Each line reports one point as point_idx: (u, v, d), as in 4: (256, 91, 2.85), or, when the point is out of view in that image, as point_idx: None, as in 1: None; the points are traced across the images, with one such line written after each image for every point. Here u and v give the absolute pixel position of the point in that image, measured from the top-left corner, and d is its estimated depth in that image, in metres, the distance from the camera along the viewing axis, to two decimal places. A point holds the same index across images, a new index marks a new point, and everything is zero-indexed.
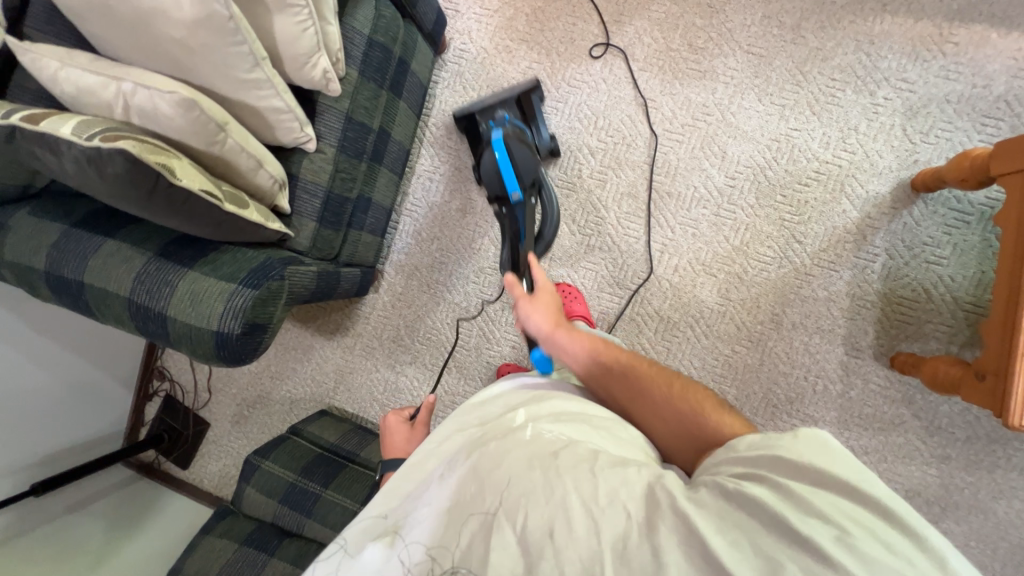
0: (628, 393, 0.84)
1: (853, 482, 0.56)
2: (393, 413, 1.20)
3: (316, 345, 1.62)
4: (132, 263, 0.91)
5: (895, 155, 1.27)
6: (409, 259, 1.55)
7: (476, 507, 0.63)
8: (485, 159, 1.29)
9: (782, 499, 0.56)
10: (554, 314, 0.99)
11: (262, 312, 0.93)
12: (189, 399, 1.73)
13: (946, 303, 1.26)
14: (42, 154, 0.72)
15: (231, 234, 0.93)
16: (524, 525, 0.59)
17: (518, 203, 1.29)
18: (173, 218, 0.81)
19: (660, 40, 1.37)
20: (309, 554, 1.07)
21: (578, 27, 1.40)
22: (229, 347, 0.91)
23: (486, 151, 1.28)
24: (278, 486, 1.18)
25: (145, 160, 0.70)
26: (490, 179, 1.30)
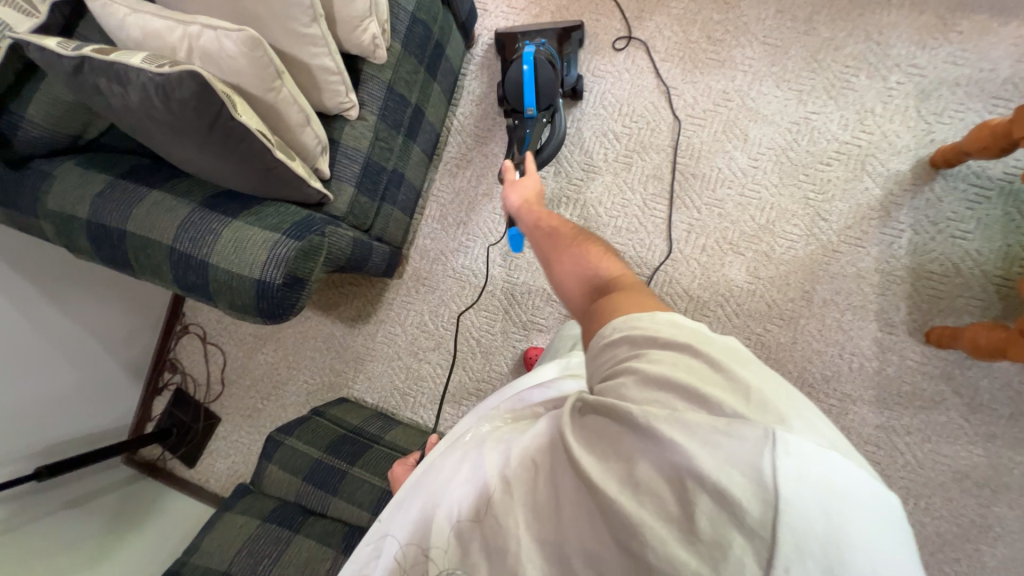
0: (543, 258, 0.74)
1: (690, 347, 0.51)
2: (398, 466, 0.97)
3: (336, 333, 1.59)
4: (176, 213, 0.90)
5: (912, 134, 1.31)
6: (434, 243, 1.55)
7: (415, 518, 0.57)
8: (512, 71, 1.30)
9: (631, 390, 0.50)
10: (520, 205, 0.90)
11: (303, 265, 0.91)
12: (200, 392, 1.66)
13: (976, 277, 1.26)
14: (112, 85, 0.75)
15: (275, 190, 0.93)
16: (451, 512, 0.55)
17: (531, 119, 1.31)
18: (224, 158, 0.83)
19: (679, 34, 1.45)
20: (336, 533, 1.00)
21: (601, 23, 1.49)
22: (269, 298, 0.89)
23: (516, 61, 1.30)
24: (302, 465, 1.11)
25: (212, 86, 0.73)
26: (510, 89, 1.32)
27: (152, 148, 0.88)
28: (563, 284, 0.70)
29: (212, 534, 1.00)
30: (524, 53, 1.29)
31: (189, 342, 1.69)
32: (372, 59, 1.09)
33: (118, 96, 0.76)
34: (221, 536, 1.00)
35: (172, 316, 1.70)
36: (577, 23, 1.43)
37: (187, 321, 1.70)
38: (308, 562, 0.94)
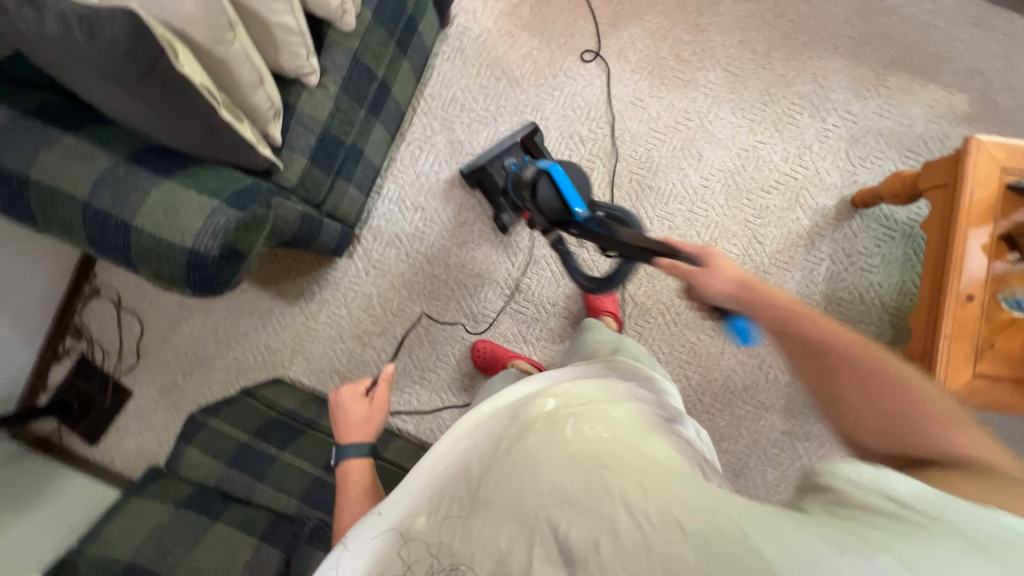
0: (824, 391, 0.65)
1: (1000, 527, 0.43)
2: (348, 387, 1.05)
3: (274, 309, 1.49)
4: (94, 163, 0.80)
5: (840, 174, 1.46)
6: (390, 226, 1.50)
7: (504, 503, 0.48)
8: (543, 190, 0.93)
9: (918, 542, 0.42)
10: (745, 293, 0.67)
11: (244, 237, 0.84)
12: (110, 363, 1.50)
13: (875, 306, 1.44)
14: (21, 7, 0.64)
15: (217, 152, 0.85)
16: (552, 516, 0.46)
17: (590, 220, 0.91)
18: (158, 110, 0.74)
19: (651, 48, 1.49)
20: (260, 520, 0.96)
21: (578, 24, 1.49)
22: (201, 270, 0.81)
23: (540, 180, 0.93)
24: (226, 448, 1.04)
25: (150, 29, 0.65)
26: (551, 210, 0.93)
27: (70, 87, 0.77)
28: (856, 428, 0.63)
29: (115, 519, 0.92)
30: (546, 171, 0.93)
31: (99, 306, 1.51)
32: (339, 24, 1.02)
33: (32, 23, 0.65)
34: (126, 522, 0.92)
35: (79, 275, 1.51)
36: (533, 126, 1.42)
37: (97, 282, 1.52)
38: (228, 551, 0.89)
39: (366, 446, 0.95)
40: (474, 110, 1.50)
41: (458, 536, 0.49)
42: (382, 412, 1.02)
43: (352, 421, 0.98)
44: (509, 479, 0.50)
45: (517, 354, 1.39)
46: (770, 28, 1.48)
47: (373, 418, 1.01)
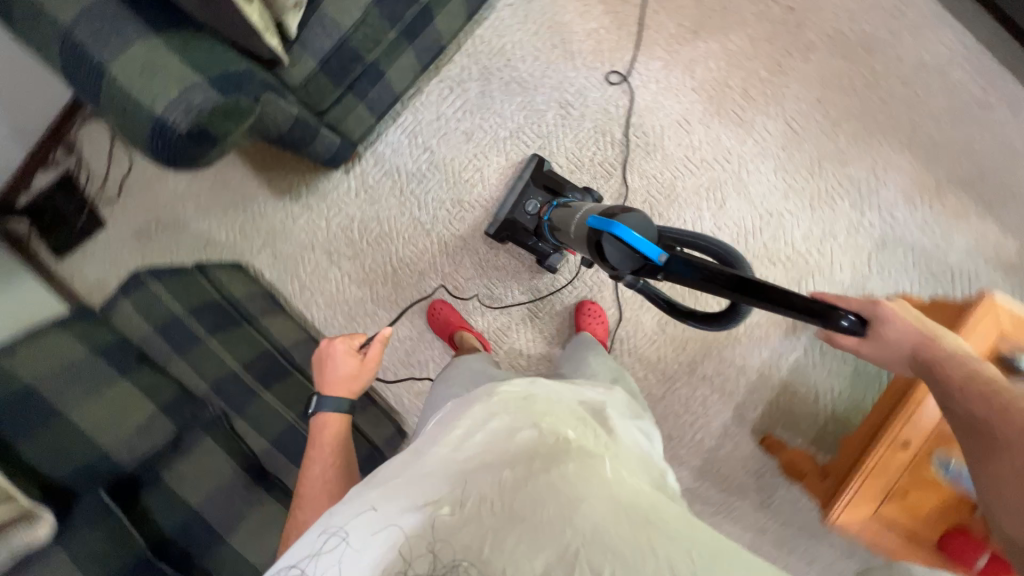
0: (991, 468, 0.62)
1: None
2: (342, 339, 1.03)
3: (259, 197, 1.49)
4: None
5: (852, 275, 1.37)
6: (394, 156, 1.45)
7: (546, 533, 0.51)
8: (610, 251, 0.81)
9: None
10: (921, 340, 0.73)
11: (220, 124, 0.81)
12: (91, 189, 1.51)
13: (825, 411, 1.40)
14: None
15: (216, 22, 0.82)
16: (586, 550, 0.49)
17: (673, 261, 0.73)
18: None
19: (722, 71, 1.37)
20: (163, 391, 1.00)
21: (658, 17, 1.38)
22: (165, 142, 0.79)
23: (603, 242, 0.82)
24: (159, 313, 1.10)
25: None
26: (626, 266, 0.80)
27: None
28: (1000, 508, 0.60)
29: None
30: (605, 230, 0.82)
31: (98, 130, 1.51)
32: None
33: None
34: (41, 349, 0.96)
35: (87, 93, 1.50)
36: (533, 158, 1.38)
37: None
38: (126, 405, 0.94)
39: (344, 404, 0.96)
40: (518, 71, 1.41)
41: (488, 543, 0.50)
42: (371, 368, 1.01)
43: (334, 375, 0.98)
44: (553, 509, 0.52)
45: (468, 326, 1.40)
46: (852, 97, 1.35)
47: (360, 374, 1.00)
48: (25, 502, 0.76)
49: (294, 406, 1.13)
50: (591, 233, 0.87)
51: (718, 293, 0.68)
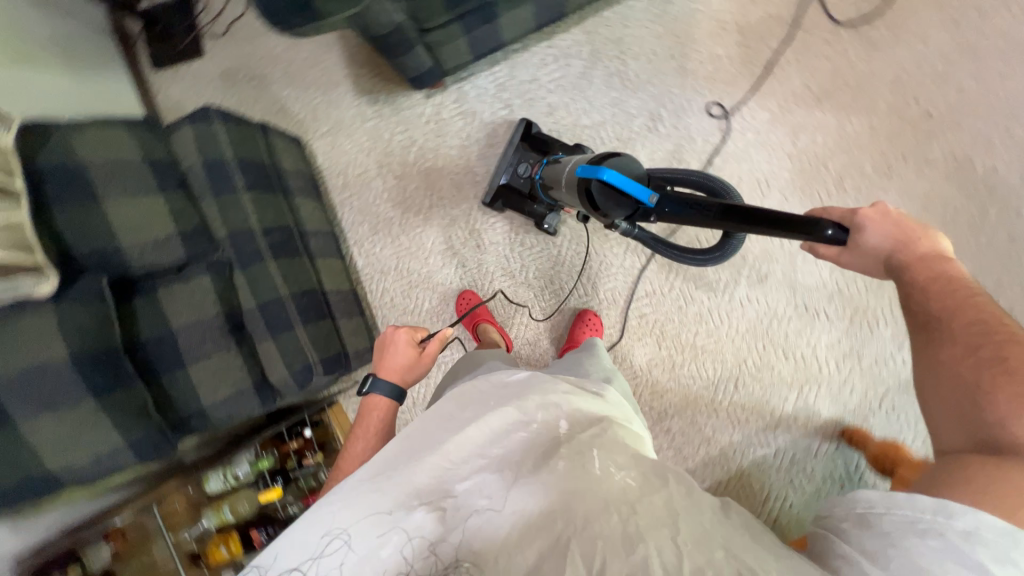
0: (963, 378, 0.58)
1: None
2: (404, 329, 1.06)
3: (342, 87, 1.53)
4: None
5: (859, 401, 1.32)
6: (476, 101, 1.46)
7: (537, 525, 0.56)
8: (598, 195, 0.88)
9: None
10: (901, 240, 0.68)
11: (329, 5, 0.85)
12: (203, 17, 1.59)
13: (767, 514, 1.32)
14: None
15: None
16: (580, 552, 0.53)
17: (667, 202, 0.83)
18: None
19: (825, 150, 1.29)
20: (190, 221, 1.09)
21: (787, 70, 1.31)
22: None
23: (591, 187, 0.88)
24: (209, 151, 1.15)
25: None
26: (617, 211, 0.88)
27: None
28: (972, 415, 0.56)
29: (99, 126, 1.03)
30: (596, 178, 0.87)
31: None
32: None
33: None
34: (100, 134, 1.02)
35: None
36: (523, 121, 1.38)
37: None
38: (153, 218, 1.03)
39: (397, 390, 1.00)
40: (625, 68, 1.37)
41: (481, 538, 0.57)
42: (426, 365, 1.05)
43: (394, 362, 1.02)
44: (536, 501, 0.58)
45: (492, 322, 1.41)
46: (948, 231, 1.25)
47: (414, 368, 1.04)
48: (38, 259, 0.87)
49: (288, 283, 1.18)
50: (579, 181, 0.91)
51: (715, 224, 0.80)
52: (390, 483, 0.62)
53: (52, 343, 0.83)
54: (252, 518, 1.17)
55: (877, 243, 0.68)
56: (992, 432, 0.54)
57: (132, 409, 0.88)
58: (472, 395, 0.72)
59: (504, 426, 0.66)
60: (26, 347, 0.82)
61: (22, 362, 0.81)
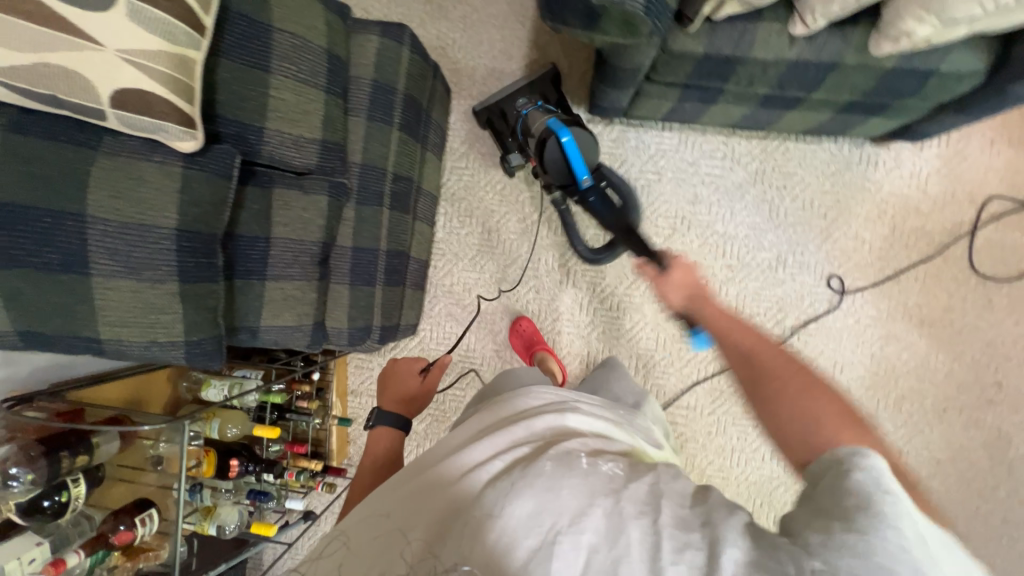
0: (767, 390, 0.62)
1: None
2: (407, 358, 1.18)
3: (514, 65, 1.45)
4: None
5: None
6: (631, 152, 1.42)
7: (527, 520, 0.50)
8: (551, 149, 1.12)
9: None
10: (693, 292, 0.83)
11: (611, 27, 0.82)
12: None
13: None
14: None
15: None
16: (561, 547, 0.48)
17: (590, 188, 1.14)
18: None
19: (905, 369, 1.35)
20: (335, 133, 0.98)
21: (914, 285, 1.34)
22: None
23: (550, 140, 1.11)
24: (383, 73, 1.05)
25: None
26: (556, 171, 1.14)
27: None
28: (769, 426, 0.61)
29: None
30: (558, 132, 1.10)
31: None
32: (874, 44, 0.88)
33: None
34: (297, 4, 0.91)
35: None
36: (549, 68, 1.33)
37: None
38: (306, 114, 0.92)
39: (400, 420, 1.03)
40: (779, 201, 1.38)
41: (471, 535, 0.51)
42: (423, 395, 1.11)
43: (397, 391, 1.09)
44: (522, 486, 0.53)
45: (552, 353, 1.41)
46: (961, 490, 1.33)
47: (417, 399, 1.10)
48: (195, 113, 0.72)
49: (389, 238, 1.10)
50: (544, 129, 1.13)
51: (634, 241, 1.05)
52: (390, 501, 0.61)
53: (169, 206, 0.72)
54: (235, 444, 1.09)
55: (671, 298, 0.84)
56: (793, 438, 0.58)
57: (207, 308, 0.78)
58: (472, 417, 0.72)
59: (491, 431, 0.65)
60: (142, 198, 0.71)
61: (128, 212, 0.70)
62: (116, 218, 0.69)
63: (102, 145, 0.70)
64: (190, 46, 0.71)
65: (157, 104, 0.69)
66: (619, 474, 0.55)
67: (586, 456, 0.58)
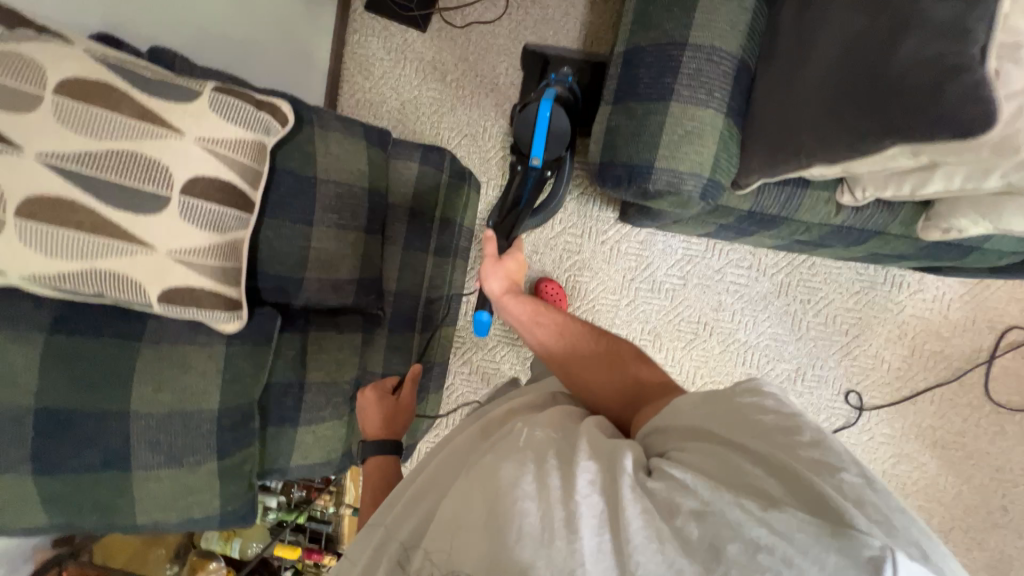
0: (591, 354, 0.75)
1: None
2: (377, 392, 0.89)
3: None
4: (739, 22, 0.70)
5: None
6: (658, 254, 1.42)
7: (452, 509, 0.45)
8: (526, 112, 1.13)
9: None
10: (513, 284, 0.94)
11: (664, 204, 0.80)
12: (450, 7, 1.45)
13: None
14: None
15: (766, 143, 0.73)
16: (494, 516, 0.40)
17: (535, 169, 1.15)
18: (802, 105, 0.67)
19: (915, 488, 1.36)
20: (372, 270, 0.96)
21: (929, 407, 1.35)
22: (624, 173, 0.76)
23: (530, 103, 1.13)
24: (422, 202, 1.03)
25: (927, 110, 0.54)
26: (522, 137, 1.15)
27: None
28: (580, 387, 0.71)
29: (344, 138, 0.90)
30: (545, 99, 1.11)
31: None
32: (922, 225, 0.88)
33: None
34: (343, 149, 0.89)
35: None
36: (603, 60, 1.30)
37: None
38: (345, 258, 0.90)
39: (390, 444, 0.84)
40: (803, 315, 1.38)
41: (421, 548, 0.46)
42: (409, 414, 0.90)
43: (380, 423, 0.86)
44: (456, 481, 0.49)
45: None
46: None
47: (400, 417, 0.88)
48: (238, 293, 0.71)
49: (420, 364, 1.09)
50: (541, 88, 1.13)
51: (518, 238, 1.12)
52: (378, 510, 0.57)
53: (211, 390, 0.71)
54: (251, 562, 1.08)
55: (491, 284, 0.92)
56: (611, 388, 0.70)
57: (244, 478, 0.77)
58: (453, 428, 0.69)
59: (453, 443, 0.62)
60: (186, 385, 0.69)
61: (171, 402, 0.68)
62: (158, 410, 0.68)
63: (147, 333, 0.68)
64: (238, 227, 0.70)
65: (205, 296, 0.67)
66: (554, 442, 0.48)
67: (527, 430, 0.50)
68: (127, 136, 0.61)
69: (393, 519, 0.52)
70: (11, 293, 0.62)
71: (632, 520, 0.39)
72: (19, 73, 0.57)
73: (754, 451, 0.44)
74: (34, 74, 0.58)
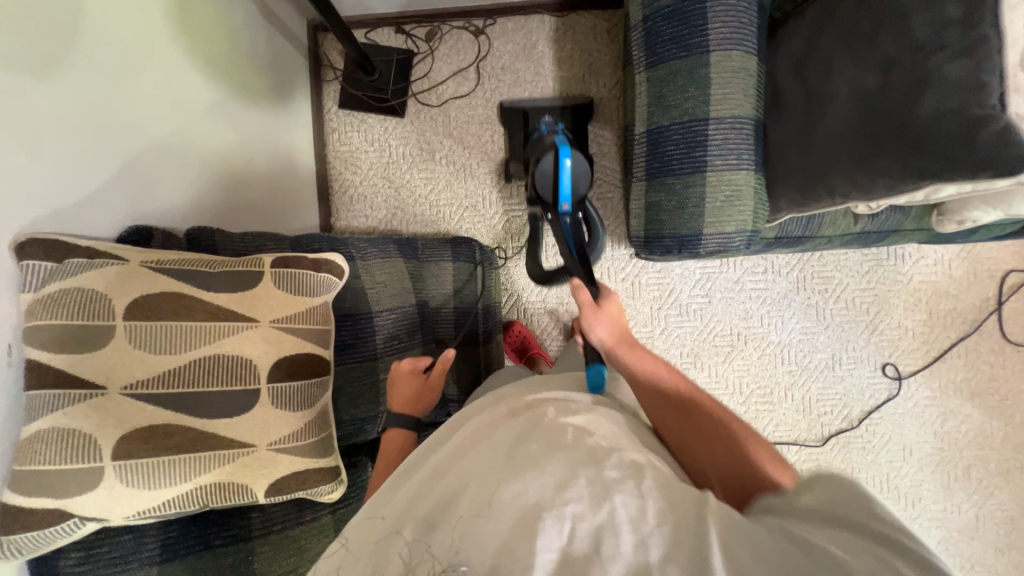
0: (693, 408, 0.56)
1: None
2: (408, 366, 0.78)
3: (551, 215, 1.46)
4: (751, 91, 0.75)
5: None
6: (678, 279, 1.46)
7: (493, 494, 0.39)
8: (544, 166, 0.85)
9: None
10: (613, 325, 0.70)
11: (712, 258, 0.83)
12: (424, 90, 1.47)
13: None
14: (922, 33, 0.62)
15: (795, 184, 0.76)
16: (542, 516, 0.37)
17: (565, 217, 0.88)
18: (830, 156, 0.71)
19: (967, 439, 1.42)
20: None
21: (957, 361, 1.43)
22: (676, 242, 0.79)
23: (545, 155, 0.85)
24: (464, 297, 1.02)
25: (965, 158, 0.59)
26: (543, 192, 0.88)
27: (803, 55, 0.75)
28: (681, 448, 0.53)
29: (384, 262, 0.89)
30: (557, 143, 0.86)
31: (467, 40, 1.30)
32: (936, 219, 0.94)
33: (920, 37, 0.62)
34: (386, 273, 0.89)
35: (485, 6, 1.29)
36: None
37: (489, 27, 1.30)
38: None
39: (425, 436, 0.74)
40: (825, 304, 1.45)
41: (438, 509, 0.40)
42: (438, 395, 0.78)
43: (405, 401, 0.75)
44: (493, 462, 0.43)
45: None
46: None
47: (427, 398, 0.76)
48: (335, 460, 0.68)
49: None
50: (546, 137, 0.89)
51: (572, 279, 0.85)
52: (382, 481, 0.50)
53: None
54: None
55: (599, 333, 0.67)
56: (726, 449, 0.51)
57: None
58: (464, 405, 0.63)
59: (473, 412, 0.57)
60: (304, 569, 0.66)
61: None
62: None
63: (255, 528, 0.65)
64: (323, 393, 0.68)
65: (309, 476, 0.65)
66: (604, 446, 0.44)
67: (574, 429, 0.47)
68: (203, 342, 0.60)
69: (409, 502, 0.43)
70: (113, 534, 0.58)
71: (714, 538, 0.35)
72: (85, 311, 0.55)
73: (845, 515, 0.38)
74: (100, 305, 0.56)
